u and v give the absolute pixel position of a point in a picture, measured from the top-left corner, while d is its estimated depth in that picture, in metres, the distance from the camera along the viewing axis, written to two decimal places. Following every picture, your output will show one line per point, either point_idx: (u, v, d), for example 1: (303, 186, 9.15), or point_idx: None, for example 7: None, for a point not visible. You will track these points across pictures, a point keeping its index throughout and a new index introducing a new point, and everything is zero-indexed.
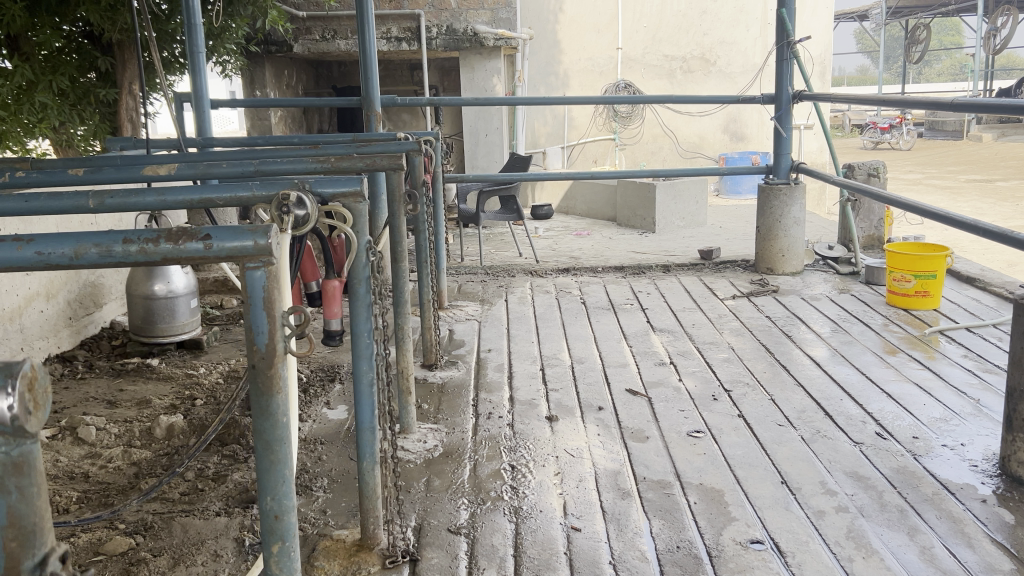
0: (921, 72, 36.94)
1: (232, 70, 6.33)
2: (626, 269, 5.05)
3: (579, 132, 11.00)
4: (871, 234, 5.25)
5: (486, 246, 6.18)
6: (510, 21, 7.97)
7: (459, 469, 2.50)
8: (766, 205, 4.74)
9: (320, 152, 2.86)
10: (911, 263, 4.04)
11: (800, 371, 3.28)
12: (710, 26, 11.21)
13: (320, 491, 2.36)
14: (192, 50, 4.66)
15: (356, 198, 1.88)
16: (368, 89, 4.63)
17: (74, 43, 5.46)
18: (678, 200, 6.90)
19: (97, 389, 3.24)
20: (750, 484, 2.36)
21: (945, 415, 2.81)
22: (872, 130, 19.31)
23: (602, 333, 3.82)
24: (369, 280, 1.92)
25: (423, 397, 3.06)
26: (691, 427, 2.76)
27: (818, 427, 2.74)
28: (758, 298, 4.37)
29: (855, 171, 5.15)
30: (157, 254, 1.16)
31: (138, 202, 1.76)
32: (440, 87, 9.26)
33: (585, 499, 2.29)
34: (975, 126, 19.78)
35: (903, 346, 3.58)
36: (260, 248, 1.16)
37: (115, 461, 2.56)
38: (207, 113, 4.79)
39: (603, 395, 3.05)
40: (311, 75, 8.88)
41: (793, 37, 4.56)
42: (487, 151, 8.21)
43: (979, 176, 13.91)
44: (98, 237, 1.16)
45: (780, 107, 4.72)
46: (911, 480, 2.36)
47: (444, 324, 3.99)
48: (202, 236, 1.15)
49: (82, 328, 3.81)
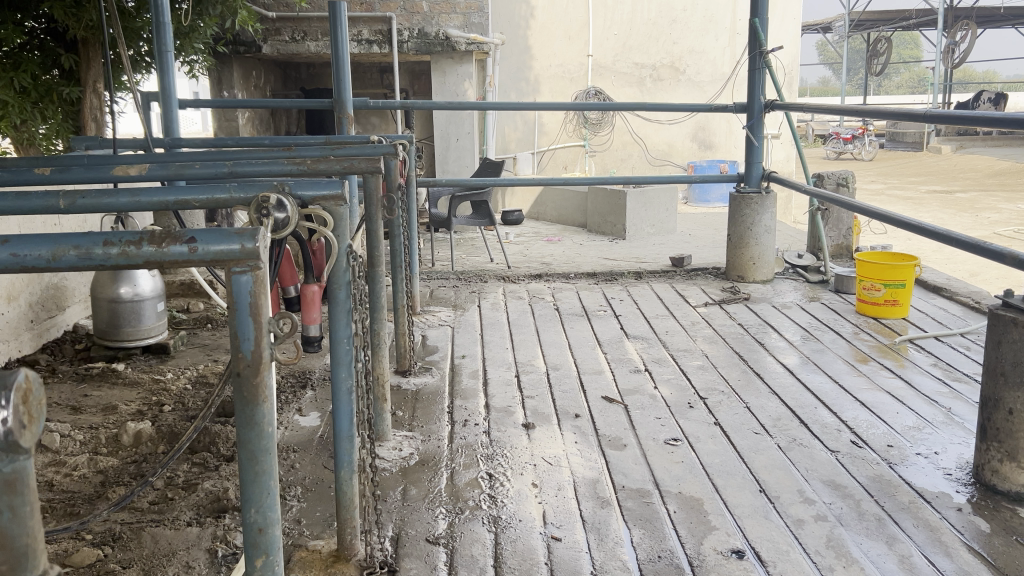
0: (882, 86, 37.62)
1: (200, 70, 6.23)
2: (598, 275, 5.05)
3: (549, 138, 11.02)
4: (840, 243, 5.30)
5: (457, 251, 6.15)
6: (482, 26, 7.96)
7: (436, 478, 2.46)
8: (737, 214, 4.77)
9: (295, 154, 2.80)
10: (881, 271, 4.09)
11: (774, 379, 3.30)
12: (680, 34, 11.29)
13: (294, 500, 2.31)
14: (159, 48, 4.55)
15: (337, 201, 1.84)
16: (341, 91, 4.58)
17: (37, 40, 5.37)
18: (648, 207, 6.93)
19: (60, 394, 3.15)
20: (728, 493, 2.36)
21: (918, 423, 2.84)
22: (835, 141, 19.58)
23: (576, 339, 3.80)
24: (349, 285, 1.90)
25: (398, 404, 3.02)
26: (668, 434, 2.75)
27: (794, 435, 2.75)
28: (730, 306, 4.39)
29: (825, 180, 5.20)
30: (140, 257, 1.12)
31: (111, 202, 1.71)
32: (410, 91, 9.22)
33: (564, 508, 2.27)
34: (935, 137, 20.17)
35: (873, 354, 3.62)
36: (248, 252, 1.12)
37: (80, 469, 2.48)
38: (175, 112, 4.68)
39: (579, 402, 3.04)
40: (279, 77, 8.78)
41: (766, 47, 4.59)
42: (458, 155, 8.19)
43: (939, 187, 14.17)
44: (77, 240, 1.12)
45: (751, 116, 4.74)
46: (887, 488, 2.38)
47: (418, 329, 3.96)
48: (187, 239, 1.11)
49: (44, 331, 3.71)
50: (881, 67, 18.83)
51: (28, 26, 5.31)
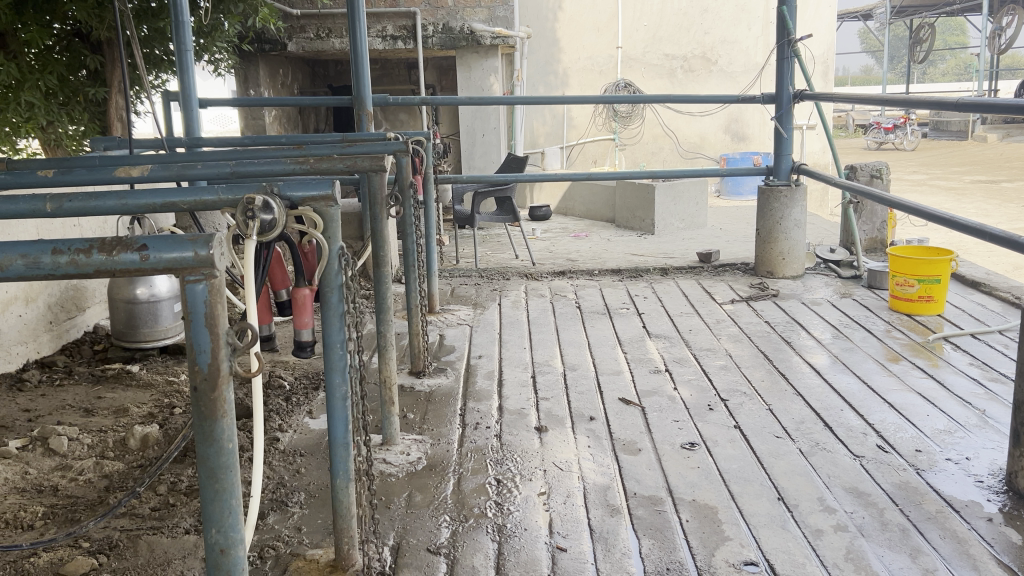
0: (925, 73, 36.80)
1: (224, 68, 6.24)
2: (622, 272, 4.95)
3: (578, 131, 10.92)
4: (873, 237, 5.14)
5: (482, 248, 6.09)
6: (507, 20, 7.86)
7: (442, 483, 2.40)
8: (766, 207, 4.64)
9: (303, 153, 2.76)
10: (915, 266, 3.94)
11: (800, 379, 3.18)
12: (712, 24, 11.09)
13: (296, 507, 2.26)
14: (179, 49, 4.54)
15: (328, 202, 1.77)
16: (360, 89, 4.53)
17: (64, 42, 5.42)
18: (677, 201, 6.80)
19: (74, 397, 3.14)
20: (744, 501, 2.26)
21: (949, 426, 2.71)
22: (876, 131, 19.14)
23: (596, 338, 3.72)
24: (341, 288, 1.84)
25: (409, 407, 2.96)
26: (685, 438, 2.66)
27: (817, 439, 2.64)
28: (758, 302, 4.27)
29: (857, 172, 5.03)
30: (89, 266, 1.07)
31: (97, 206, 1.67)
32: (438, 86, 9.17)
33: (572, 516, 2.19)
34: (980, 126, 19.62)
35: (905, 353, 3.48)
36: (201, 259, 1.06)
37: (85, 474, 2.46)
38: (196, 113, 4.69)
39: (595, 404, 2.95)
40: (307, 74, 8.79)
41: (794, 35, 4.44)
42: (484, 151, 8.12)
43: (984, 177, 13.76)
44: (25, 247, 1.07)
45: (780, 107, 4.60)
46: (913, 496, 2.26)
47: (435, 329, 3.90)
48: (138, 247, 1.06)
49: (63, 333, 3.71)
50: (923, 55, 18.34)
51: (55, 27, 5.35)
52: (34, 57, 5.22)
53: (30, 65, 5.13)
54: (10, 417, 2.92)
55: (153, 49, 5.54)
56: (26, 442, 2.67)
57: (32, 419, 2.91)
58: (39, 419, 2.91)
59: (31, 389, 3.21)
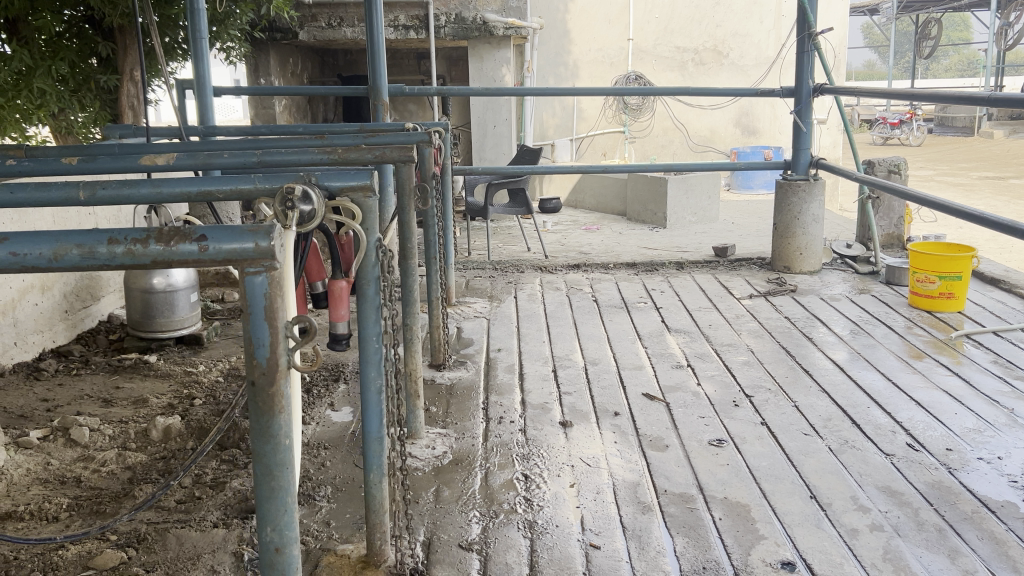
0: (929, 69, 36.71)
1: (236, 57, 6.20)
2: (638, 266, 4.92)
3: (588, 124, 10.88)
4: (890, 232, 5.11)
5: (494, 240, 6.06)
6: (520, 10, 7.82)
7: (470, 478, 2.37)
8: (783, 202, 4.61)
9: (326, 143, 2.72)
10: (935, 263, 3.91)
11: (823, 376, 3.16)
12: (724, 17, 11.02)
13: (323, 501, 2.24)
14: (194, 36, 4.50)
15: (366, 193, 1.75)
16: (376, 78, 4.48)
17: (75, 28, 5.35)
18: (690, 195, 6.76)
19: (92, 386, 3.12)
20: (777, 499, 2.24)
21: (978, 425, 2.69)
22: (882, 126, 19.06)
23: (615, 332, 3.69)
24: (378, 280, 1.81)
25: (431, 400, 2.94)
26: (713, 435, 2.63)
27: (845, 436, 2.61)
28: (777, 298, 4.24)
29: (875, 167, 5.00)
30: (147, 256, 1.04)
31: (132, 194, 1.62)
32: (448, 77, 9.12)
33: (604, 513, 2.17)
34: (987, 121, 19.55)
35: (928, 350, 3.45)
36: (262, 251, 1.03)
37: (108, 465, 2.44)
38: (210, 101, 4.63)
39: (619, 399, 2.93)
40: (316, 63, 8.73)
41: (815, 28, 4.39)
42: (495, 142, 8.08)
43: (992, 173, 13.71)
44: (80, 237, 1.04)
45: (799, 101, 4.56)
46: (947, 496, 2.23)
47: (452, 321, 3.87)
48: (197, 237, 1.03)
49: (78, 321, 3.68)
50: (930, 50, 18.26)
51: (66, 14, 5.30)
52: (45, 44, 5.17)
53: (42, 52, 5.08)
54: (29, 406, 2.90)
55: (165, 37, 5.51)
56: (47, 433, 2.64)
57: (51, 409, 2.89)
58: (58, 409, 2.88)
59: (49, 378, 3.19)
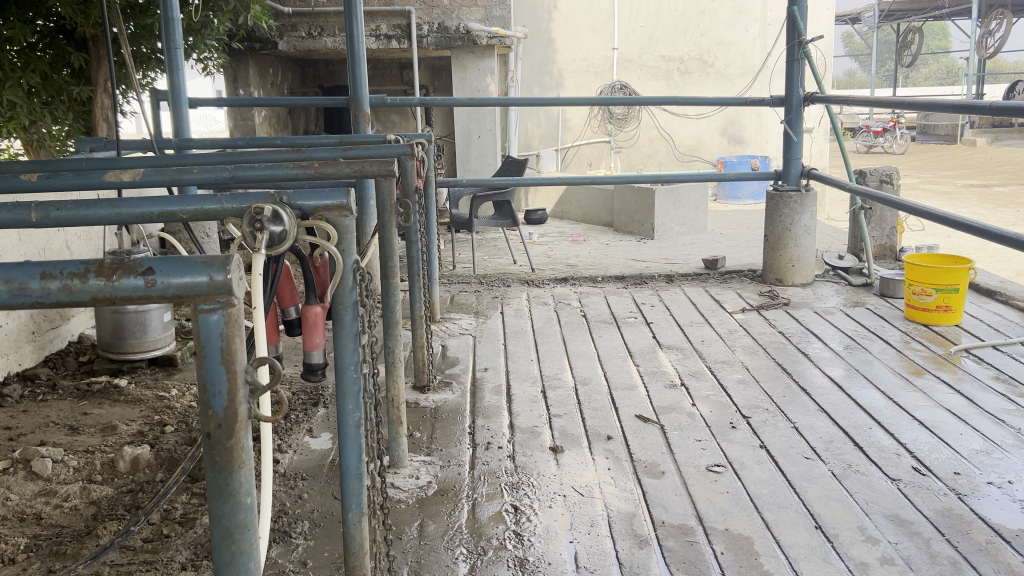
0: (910, 77, 36.94)
1: (215, 67, 6.06)
2: (627, 279, 4.82)
3: (573, 134, 10.85)
4: (883, 243, 5.03)
5: (478, 253, 5.93)
6: (504, 19, 7.72)
7: (456, 511, 2.24)
8: (774, 214, 4.52)
9: (302, 156, 2.57)
10: (932, 275, 3.82)
11: (821, 394, 3.05)
12: (709, 26, 11.00)
13: (300, 538, 2.10)
14: (169, 46, 4.32)
15: (342, 212, 1.60)
16: (357, 89, 4.32)
17: (48, 39, 5.22)
18: (677, 205, 6.67)
19: (58, 413, 2.97)
20: (781, 530, 2.12)
21: (986, 446, 2.58)
22: (865, 134, 19.10)
23: (605, 350, 3.57)
24: (357, 305, 1.67)
25: (415, 425, 2.81)
26: (710, 460, 2.52)
27: (848, 460, 2.51)
28: (769, 312, 4.13)
29: (867, 177, 4.91)
30: (86, 293, 0.91)
31: (88, 215, 1.47)
32: (431, 87, 9.04)
33: (598, 548, 2.04)
34: (969, 130, 19.67)
35: (928, 366, 3.36)
36: (218, 286, 0.91)
37: (71, 500, 2.29)
38: (186, 112, 4.46)
39: (612, 422, 2.81)
40: (297, 74, 8.62)
41: (805, 36, 4.31)
42: (479, 153, 7.98)
43: (977, 181, 13.73)
44: (8, 272, 0.91)
45: (790, 111, 4.47)
46: (959, 525, 2.13)
47: (437, 339, 3.75)
48: (142, 270, 0.91)
49: (45, 343, 3.52)
50: (911, 59, 18.30)
51: (39, 24, 5.18)
52: (15, 54, 5.01)
53: (11, 64, 4.93)
54: None
55: (140, 47, 5.39)
56: (6, 465, 2.50)
57: (14, 438, 2.73)
58: (22, 438, 2.73)
59: (12, 405, 3.03)
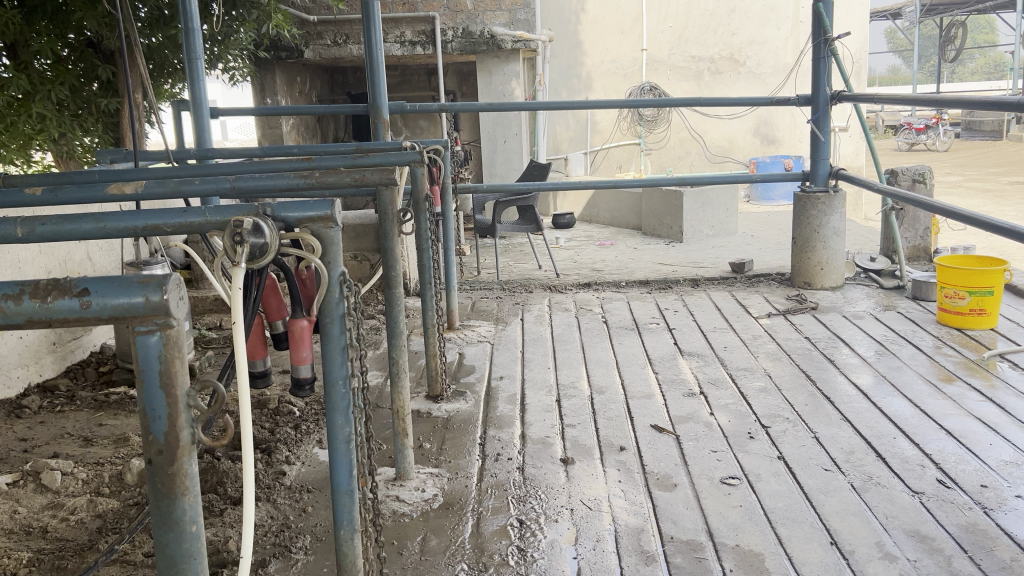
0: (955, 70, 36.11)
1: (241, 77, 6.12)
2: (651, 284, 4.74)
3: (602, 136, 10.85)
4: (916, 244, 4.88)
5: (503, 258, 5.88)
6: (528, 22, 7.67)
7: (460, 525, 2.20)
8: (802, 215, 4.41)
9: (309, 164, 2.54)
10: (965, 278, 3.69)
11: (845, 403, 2.95)
12: (740, 25, 10.85)
13: (300, 554, 2.07)
14: (189, 56, 4.34)
15: (327, 223, 1.56)
16: (375, 96, 4.30)
17: (78, 51, 5.27)
18: (707, 207, 6.56)
19: (75, 424, 2.98)
20: (794, 546, 2.04)
21: (1016, 457, 2.47)
22: (907, 132, 18.70)
23: (624, 357, 3.50)
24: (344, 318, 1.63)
25: (426, 435, 2.77)
26: (725, 472, 2.44)
27: (870, 473, 2.41)
28: (796, 316, 4.03)
29: (899, 176, 4.77)
30: (20, 315, 0.89)
31: (73, 230, 1.44)
32: (458, 92, 9.04)
33: (603, 565, 1.98)
34: (1015, 125, 19.15)
35: (959, 372, 3.23)
36: (154, 307, 0.89)
37: (78, 513, 2.29)
38: (207, 122, 4.48)
39: (626, 432, 2.74)
40: (325, 82, 8.67)
41: (831, 33, 4.21)
42: (506, 158, 7.96)
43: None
44: None
45: (817, 109, 4.35)
46: (983, 541, 2.03)
47: (454, 346, 3.71)
48: (77, 292, 0.89)
49: (67, 353, 3.55)
50: (952, 53, 17.88)
51: (69, 38, 5.24)
52: (46, 67, 5.07)
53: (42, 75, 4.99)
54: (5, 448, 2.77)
55: (166, 58, 5.43)
56: (16, 478, 2.51)
57: (28, 449, 2.75)
58: (35, 450, 2.75)
59: (30, 416, 3.06)
